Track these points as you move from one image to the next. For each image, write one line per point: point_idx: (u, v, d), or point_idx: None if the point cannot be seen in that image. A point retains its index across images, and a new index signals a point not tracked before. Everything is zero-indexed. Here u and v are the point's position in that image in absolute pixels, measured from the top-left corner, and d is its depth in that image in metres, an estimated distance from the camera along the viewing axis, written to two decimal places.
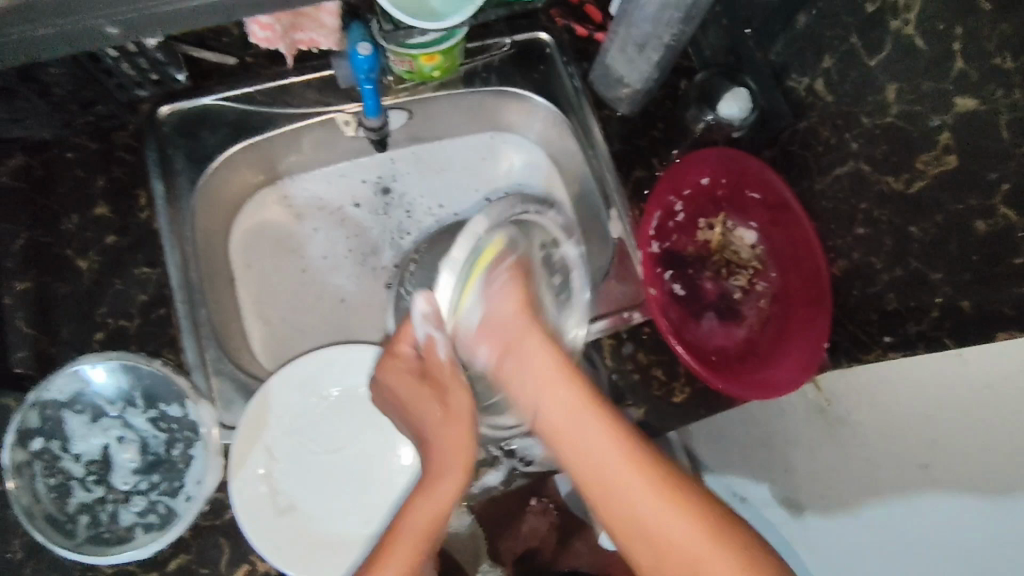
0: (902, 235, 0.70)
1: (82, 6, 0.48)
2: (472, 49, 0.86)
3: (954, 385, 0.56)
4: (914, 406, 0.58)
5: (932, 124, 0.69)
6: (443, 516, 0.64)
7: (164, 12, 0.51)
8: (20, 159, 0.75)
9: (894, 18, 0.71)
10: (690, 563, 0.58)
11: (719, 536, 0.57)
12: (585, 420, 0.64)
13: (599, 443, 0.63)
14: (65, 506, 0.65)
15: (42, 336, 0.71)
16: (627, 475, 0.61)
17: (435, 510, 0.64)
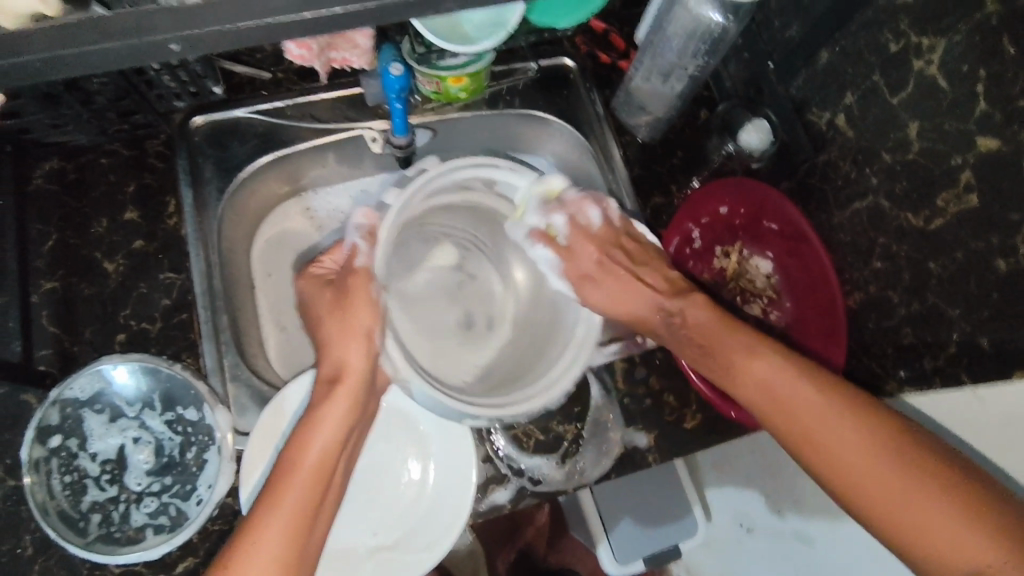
0: (921, 270, 0.66)
1: (156, 23, 0.41)
2: (497, 73, 0.88)
3: (975, 412, 0.64)
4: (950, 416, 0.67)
5: (953, 163, 0.60)
6: (334, 449, 0.63)
7: (223, 34, 0.42)
8: (55, 162, 0.77)
9: (917, 58, 0.61)
10: (859, 480, 0.58)
11: (888, 437, 0.58)
12: (754, 360, 0.66)
13: (767, 374, 0.65)
14: (78, 503, 0.66)
15: (66, 335, 0.73)
16: (798, 397, 0.62)
17: (331, 440, 0.63)
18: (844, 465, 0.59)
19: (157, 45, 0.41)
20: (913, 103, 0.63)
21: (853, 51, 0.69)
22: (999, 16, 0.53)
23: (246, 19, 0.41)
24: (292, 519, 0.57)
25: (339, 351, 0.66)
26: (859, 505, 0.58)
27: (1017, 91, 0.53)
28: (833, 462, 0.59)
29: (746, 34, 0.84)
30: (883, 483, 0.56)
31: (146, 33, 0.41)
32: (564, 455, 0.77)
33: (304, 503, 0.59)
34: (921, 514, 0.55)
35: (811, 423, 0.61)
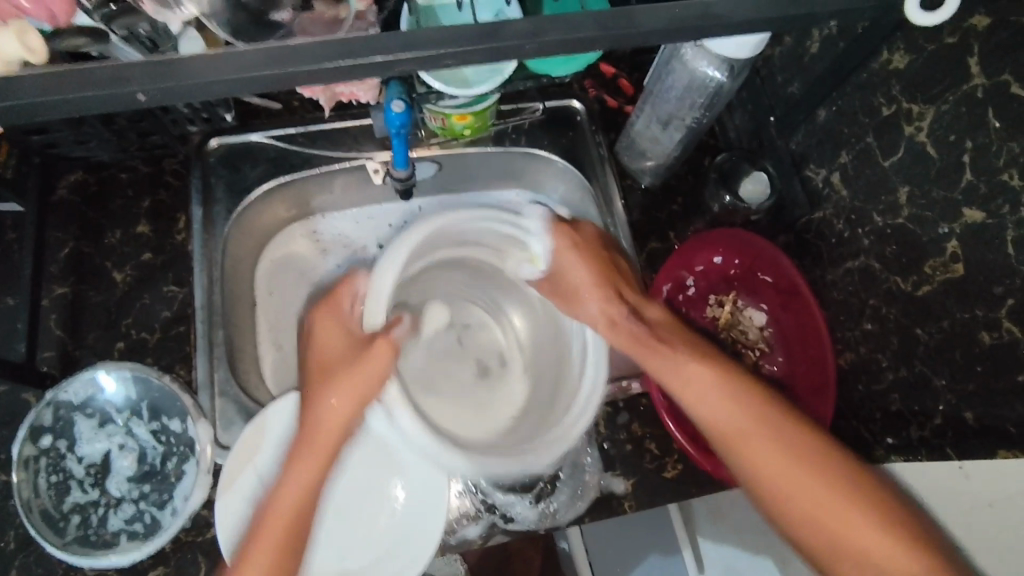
0: (908, 335, 0.65)
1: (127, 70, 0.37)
2: (505, 112, 0.90)
3: (965, 493, 0.57)
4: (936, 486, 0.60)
5: (941, 230, 0.59)
6: (320, 488, 0.62)
7: (195, 86, 0.38)
8: (79, 174, 0.82)
9: (907, 124, 0.61)
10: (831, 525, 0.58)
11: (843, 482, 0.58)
12: (703, 373, 0.66)
13: (722, 404, 0.64)
14: (61, 504, 0.69)
15: (70, 339, 0.77)
16: (757, 423, 0.62)
17: (317, 480, 0.62)
18: (774, 471, 0.60)
19: (124, 97, 0.38)
20: (904, 167, 0.63)
21: (849, 111, 0.69)
22: (984, 89, 0.53)
23: (224, 73, 0.38)
24: (273, 556, 0.59)
25: (327, 399, 0.64)
26: (799, 523, 0.59)
27: (1000, 163, 0.53)
28: (787, 491, 0.60)
29: (750, 87, 0.84)
30: (823, 503, 0.58)
31: (113, 86, 0.37)
32: (540, 494, 0.77)
33: (282, 541, 0.60)
34: (842, 521, 0.57)
35: (761, 446, 0.61)
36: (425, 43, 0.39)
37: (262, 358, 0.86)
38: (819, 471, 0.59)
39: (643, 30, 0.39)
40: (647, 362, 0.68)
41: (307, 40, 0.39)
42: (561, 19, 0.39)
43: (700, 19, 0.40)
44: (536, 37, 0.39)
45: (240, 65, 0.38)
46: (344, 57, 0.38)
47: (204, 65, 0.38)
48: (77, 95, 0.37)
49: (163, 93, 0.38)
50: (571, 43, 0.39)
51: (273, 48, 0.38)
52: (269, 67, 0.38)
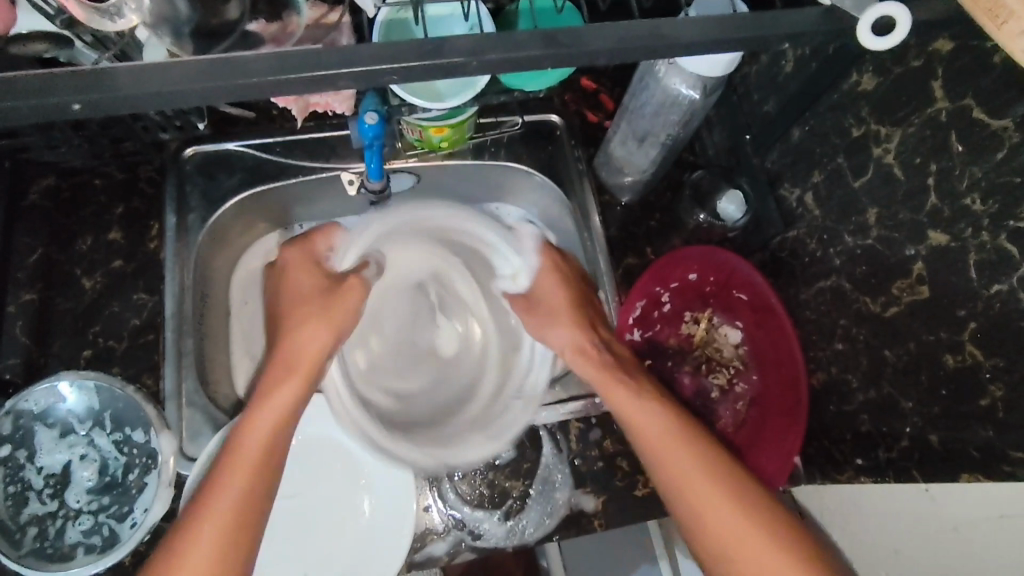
0: (877, 356, 0.65)
1: (63, 81, 0.37)
2: (484, 124, 0.89)
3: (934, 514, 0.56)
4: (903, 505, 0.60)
5: (908, 252, 0.60)
6: (280, 426, 0.65)
7: (135, 99, 0.37)
8: (51, 180, 0.81)
9: (876, 145, 0.62)
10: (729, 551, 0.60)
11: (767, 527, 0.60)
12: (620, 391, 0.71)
13: (645, 405, 0.69)
14: (17, 515, 0.68)
15: (36, 346, 0.76)
16: (672, 441, 0.66)
17: (276, 416, 0.65)
18: (695, 495, 0.63)
19: (56, 108, 0.37)
20: (873, 189, 0.63)
21: (821, 132, 0.70)
22: (948, 113, 0.53)
23: (166, 86, 0.37)
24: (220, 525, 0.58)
25: (299, 335, 0.72)
26: (718, 558, 0.61)
27: (963, 187, 0.53)
28: (686, 489, 0.63)
29: (728, 104, 0.85)
30: (716, 502, 0.62)
31: (41, 96, 0.36)
32: (508, 512, 0.76)
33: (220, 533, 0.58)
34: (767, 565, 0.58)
35: (681, 467, 0.64)
36: (370, 60, 0.39)
37: (234, 368, 0.85)
38: (736, 491, 0.62)
39: (588, 50, 0.39)
40: (584, 363, 0.75)
41: (249, 54, 0.38)
42: (506, 39, 0.39)
43: (650, 42, 0.40)
44: (481, 56, 0.39)
45: (172, 80, 0.37)
46: (282, 73, 0.38)
47: (135, 78, 0.37)
48: (2, 106, 0.36)
49: (96, 106, 0.37)
50: (518, 64, 0.39)
51: (211, 61, 0.38)
52: (212, 82, 0.37)
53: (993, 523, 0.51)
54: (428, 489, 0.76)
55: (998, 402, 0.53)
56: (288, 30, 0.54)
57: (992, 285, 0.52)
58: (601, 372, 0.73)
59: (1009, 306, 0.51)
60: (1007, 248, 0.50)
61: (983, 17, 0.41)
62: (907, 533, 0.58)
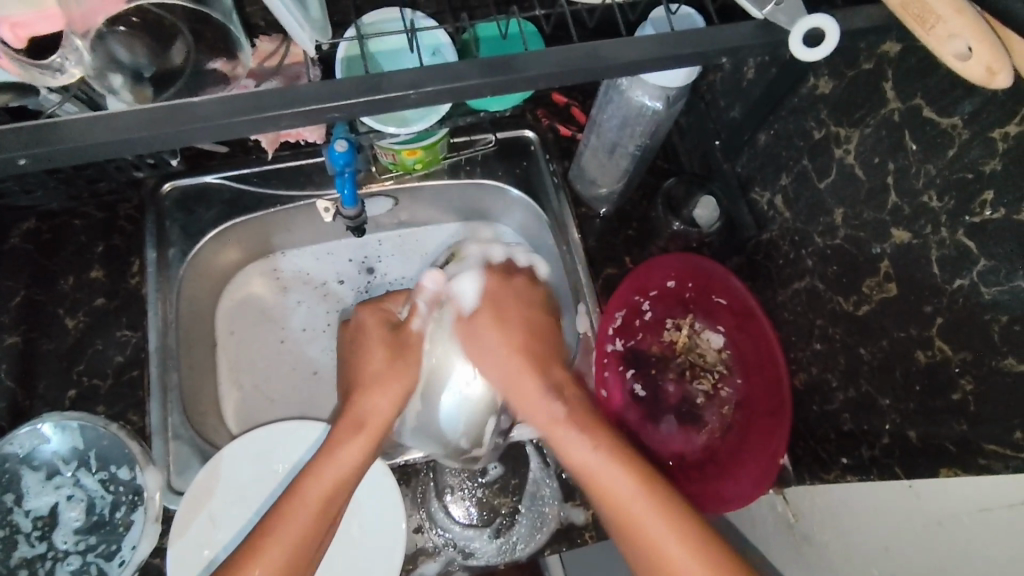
0: (853, 354, 0.66)
1: (13, 136, 0.37)
2: (458, 143, 0.90)
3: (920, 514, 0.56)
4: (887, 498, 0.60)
5: (874, 251, 0.60)
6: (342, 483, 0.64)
7: (84, 149, 0.38)
8: (31, 223, 0.82)
9: (837, 147, 0.62)
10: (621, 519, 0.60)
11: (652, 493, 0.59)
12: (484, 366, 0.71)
13: (575, 431, 0.65)
14: (8, 559, 0.68)
15: (21, 388, 0.77)
16: (571, 434, 0.64)
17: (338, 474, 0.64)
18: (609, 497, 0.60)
19: (7, 162, 0.38)
20: (837, 190, 0.64)
21: (785, 135, 0.70)
22: (901, 113, 0.54)
23: (115, 134, 0.38)
24: (326, 497, 0.63)
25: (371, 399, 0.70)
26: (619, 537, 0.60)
27: (920, 185, 0.54)
28: (592, 478, 0.62)
29: (696, 111, 0.86)
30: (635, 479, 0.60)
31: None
32: (497, 529, 0.77)
33: (313, 514, 0.62)
34: (646, 532, 0.58)
35: (576, 461, 0.63)
36: (314, 99, 0.39)
37: (223, 400, 0.85)
38: (631, 468, 0.61)
39: (527, 77, 0.40)
40: (510, 364, 0.70)
41: (197, 99, 0.39)
42: (448, 71, 0.40)
43: (587, 64, 0.41)
44: (423, 88, 0.40)
45: (122, 128, 0.38)
46: (230, 115, 0.39)
47: (85, 129, 0.38)
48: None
49: (47, 159, 0.38)
50: (460, 93, 0.40)
51: (159, 108, 0.39)
52: (160, 127, 0.38)
53: (973, 516, 0.51)
54: (417, 509, 0.76)
55: (969, 396, 0.53)
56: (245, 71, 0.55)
57: (955, 280, 0.52)
58: (515, 393, 0.69)
59: (973, 300, 0.51)
60: (965, 244, 0.50)
61: (912, 22, 0.42)
62: (890, 529, 0.59)
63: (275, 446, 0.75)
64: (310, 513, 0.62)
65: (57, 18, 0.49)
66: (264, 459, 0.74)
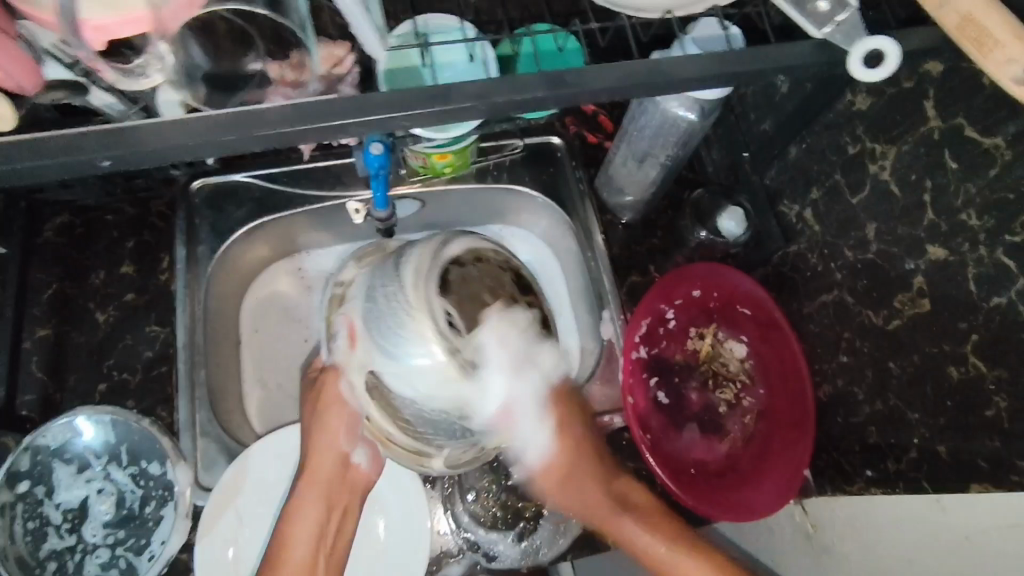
0: (882, 368, 0.66)
1: (85, 136, 0.38)
2: (486, 148, 0.91)
3: (937, 531, 0.57)
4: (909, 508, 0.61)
5: (907, 267, 0.61)
6: (315, 534, 0.67)
7: (152, 152, 0.39)
8: (64, 217, 0.83)
9: (871, 163, 0.63)
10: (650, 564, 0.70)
11: (672, 536, 0.70)
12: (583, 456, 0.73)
13: (643, 538, 0.71)
14: (38, 550, 0.68)
15: (52, 381, 0.77)
16: (624, 515, 0.73)
17: (310, 527, 0.67)
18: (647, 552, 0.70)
19: (85, 163, 0.38)
20: (870, 205, 0.64)
21: (817, 149, 0.71)
22: (941, 132, 0.55)
23: (183, 136, 0.39)
24: (307, 552, 0.66)
25: (316, 444, 0.69)
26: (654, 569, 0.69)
27: (959, 204, 0.54)
28: (644, 549, 0.70)
29: (725, 123, 0.87)
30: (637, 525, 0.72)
31: (70, 153, 0.38)
32: (521, 532, 0.77)
33: (302, 563, 0.66)
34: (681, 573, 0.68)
35: (633, 535, 0.71)
36: (380, 109, 0.40)
37: (247, 397, 0.86)
38: (655, 527, 0.71)
39: (588, 89, 0.41)
40: (580, 457, 0.73)
41: (264, 105, 0.40)
42: (511, 82, 0.41)
43: (649, 77, 0.41)
44: (487, 99, 0.40)
45: (193, 131, 0.39)
46: (297, 121, 0.39)
47: (157, 132, 0.39)
48: (31, 165, 0.37)
49: (123, 159, 0.39)
50: (522, 103, 0.41)
51: (227, 114, 0.39)
52: (229, 132, 0.39)
53: (1005, 535, 0.51)
54: (442, 510, 0.77)
55: (1003, 413, 0.54)
56: (301, 73, 0.55)
57: (992, 298, 0.53)
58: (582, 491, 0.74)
59: (1010, 319, 0.52)
60: (1004, 262, 0.51)
61: (970, 46, 0.43)
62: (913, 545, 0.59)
63: (301, 443, 0.75)
64: (294, 567, 0.65)
65: (142, 23, 0.44)
66: (291, 457, 0.75)
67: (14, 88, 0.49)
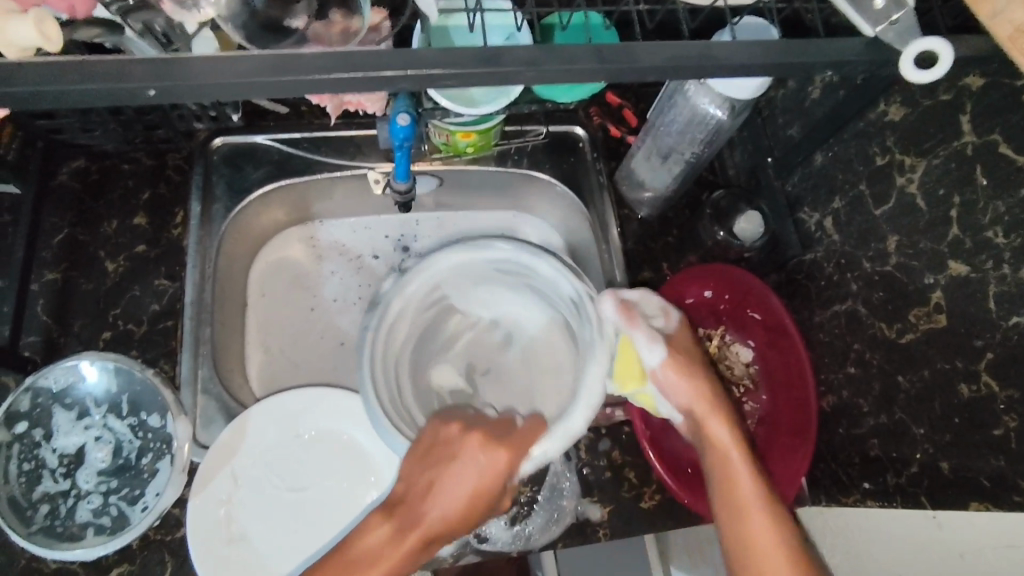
0: (891, 382, 0.66)
1: (131, 66, 0.38)
2: (509, 132, 0.91)
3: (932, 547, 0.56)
4: (906, 523, 0.61)
5: (926, 281, 0.61)
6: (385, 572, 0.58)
7: (199, 87, 0.38)
8: (81, 162, 0.82)
9: (899, 174, 0.63)
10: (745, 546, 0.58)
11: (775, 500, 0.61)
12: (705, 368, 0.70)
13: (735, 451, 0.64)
14: (30, 493, 0.68)
15: (56, 325, 0.77)
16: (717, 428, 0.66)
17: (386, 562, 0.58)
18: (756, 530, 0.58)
19: (131, 91, 0.38)
20: (894, 217, 0.64)
21: (844, 159, 0.71)
22: (974, 147, 0.55)
23: (226, 76, 0.38)
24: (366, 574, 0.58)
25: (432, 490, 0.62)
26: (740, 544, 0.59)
27: (985, 221, 0.54)
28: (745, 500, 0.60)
29: (751, 126, 0.86)
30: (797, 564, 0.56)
31: (116, 80, 0.37)
32: (514, 517, 0.77)
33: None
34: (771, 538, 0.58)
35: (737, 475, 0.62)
36: (424, 64, 0.40)
37: (248, 360, 0.86)
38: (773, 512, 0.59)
39: (639, 66, 0.41)
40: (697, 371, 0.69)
41: (310, 52, 0.39)
42: (565, 51, 0.41)
43: (702, 59, 0.41)
44: (536, 67, 0.40)
45: (239, 71, 0.38)
46: (344, 70, 0.39)
47: (207, 68, 0.38)
48: (77, 87, 0.37)
49: (167, 92, 0.38)
50: (572, 72, 0.40)
51: (272, 55, 0.39)
52: (270, 75, 0.39)
53: (998, 552, 0.51)
54: None
55: (1010, 433, 0.54)
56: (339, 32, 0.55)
57: (1011, 317, 0.53)
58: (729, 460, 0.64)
59: None
60: None
61: (1020, 56, 0.43)
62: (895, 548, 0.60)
63: (303, 411, 0.75)
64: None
65: None
66: (290, 422, 0.75)
67: (66, 8, 0.51)
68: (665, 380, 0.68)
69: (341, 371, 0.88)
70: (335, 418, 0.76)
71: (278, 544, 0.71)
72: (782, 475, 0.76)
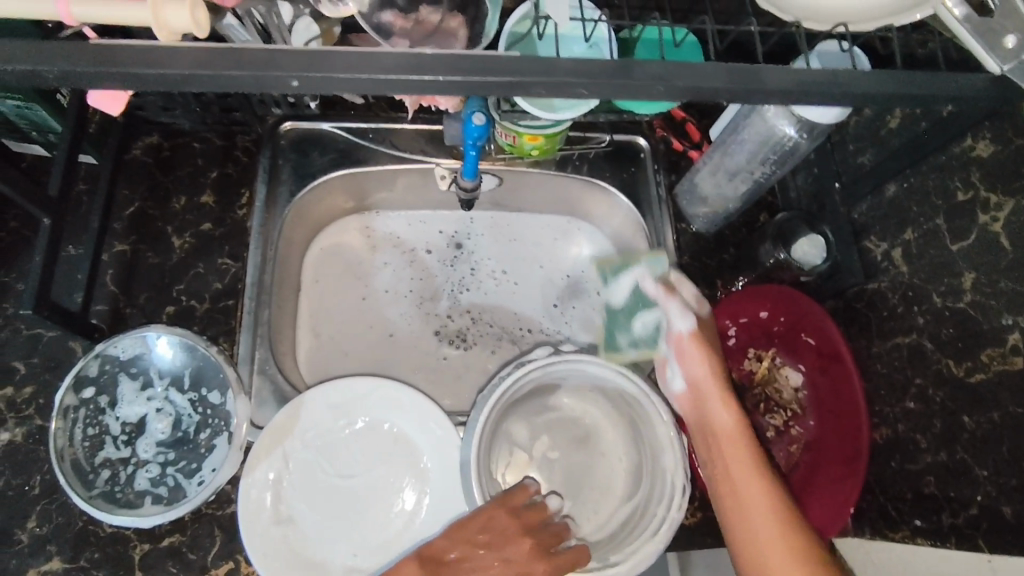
0: (955, 420, 0.66)
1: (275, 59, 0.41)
2: (572, 138, 0.91)
3: None
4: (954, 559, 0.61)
5: (1004, 321, 0.60)
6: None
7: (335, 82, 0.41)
8: (154, 138, 0.84)
9: (983, 212, 0.62)
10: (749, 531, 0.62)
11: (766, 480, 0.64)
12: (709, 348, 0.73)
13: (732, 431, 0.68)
14: (92, 457, 0.69)
15: (122, 296, 0.78)
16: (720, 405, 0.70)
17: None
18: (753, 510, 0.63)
19: (277, 81, 0.41)
20: (972, 254, 0.63)
21: (921, 190, 0.70)
22: None
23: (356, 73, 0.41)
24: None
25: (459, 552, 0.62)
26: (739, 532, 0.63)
27: None
28: (739, 478, 0.65)
29: (819, 149, 0.86)
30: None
31: (266, 68, 0.41)
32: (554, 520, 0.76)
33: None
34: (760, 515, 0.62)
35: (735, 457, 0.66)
36: (560, 73, 0.41)
37: (299, 343, 0.87)
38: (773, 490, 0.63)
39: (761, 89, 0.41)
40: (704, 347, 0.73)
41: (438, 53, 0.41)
42: (691, 68, 0.41)
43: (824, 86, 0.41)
44: (665, 82, 0.41)
45: (379, 67, 0.41)
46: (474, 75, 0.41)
47: (347, 62, 0.41)
48: (228, 73, 0.40)
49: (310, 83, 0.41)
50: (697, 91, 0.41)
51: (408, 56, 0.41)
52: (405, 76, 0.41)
53: None
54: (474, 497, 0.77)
55: None
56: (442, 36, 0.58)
57: None
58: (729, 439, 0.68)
59: None
60: None
61: None
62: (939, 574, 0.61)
63: (359, 400, 0.76)
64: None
65: None
66: (343, 409, 0.75)
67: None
68: (685, 364, 0.73)
69: (388, 362, 0.88)
70: (387, 410, 0.76)
71: (321, 529, 0.72)
72: (828, 508, 0.75)
